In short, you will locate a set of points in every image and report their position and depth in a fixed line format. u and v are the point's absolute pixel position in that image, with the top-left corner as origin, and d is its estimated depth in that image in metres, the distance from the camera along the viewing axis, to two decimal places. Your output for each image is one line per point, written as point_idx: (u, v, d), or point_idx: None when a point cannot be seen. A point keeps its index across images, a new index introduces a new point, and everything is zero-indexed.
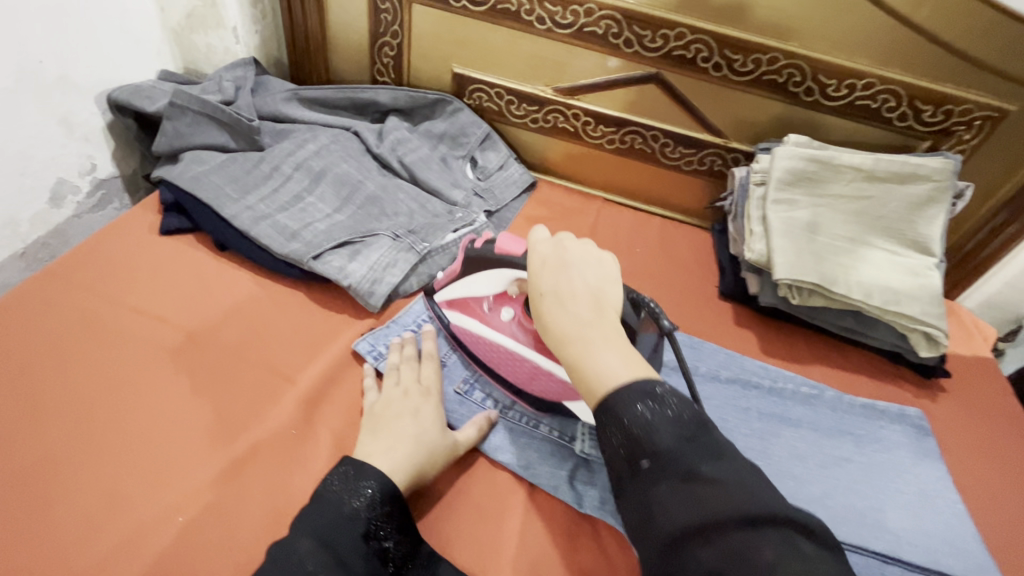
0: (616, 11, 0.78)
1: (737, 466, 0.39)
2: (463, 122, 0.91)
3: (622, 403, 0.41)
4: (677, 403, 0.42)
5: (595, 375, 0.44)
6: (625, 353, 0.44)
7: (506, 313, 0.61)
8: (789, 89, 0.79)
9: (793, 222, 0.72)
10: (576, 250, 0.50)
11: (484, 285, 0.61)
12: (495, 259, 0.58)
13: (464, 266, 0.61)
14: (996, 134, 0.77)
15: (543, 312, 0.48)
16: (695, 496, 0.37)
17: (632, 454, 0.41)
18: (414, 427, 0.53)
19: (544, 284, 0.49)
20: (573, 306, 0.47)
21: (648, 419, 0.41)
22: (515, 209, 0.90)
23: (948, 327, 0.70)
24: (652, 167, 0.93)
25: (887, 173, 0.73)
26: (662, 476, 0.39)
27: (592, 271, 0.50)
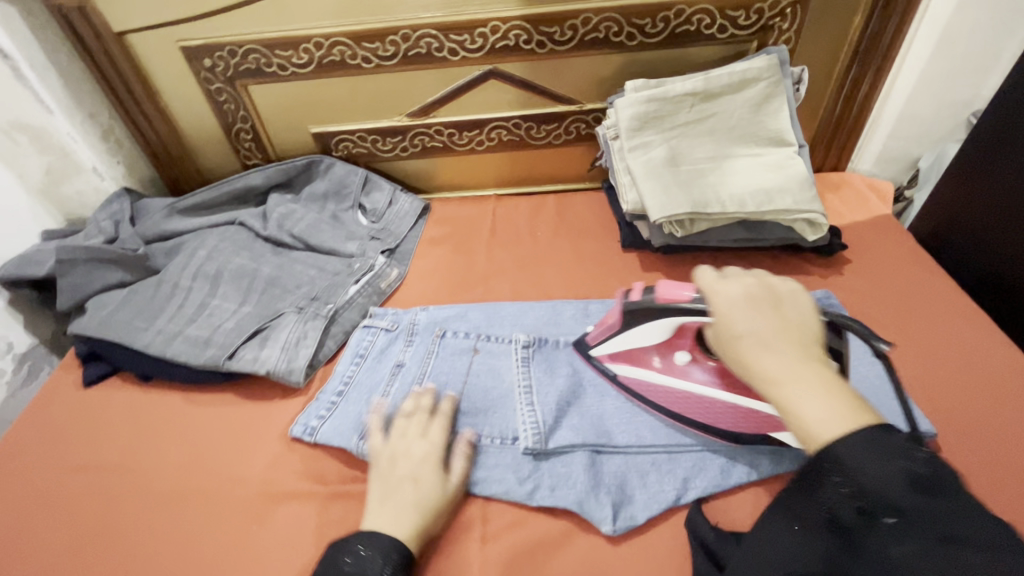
0: (430, 28, 0.80)
1: (999, 526, 0.33)
2: (340, 176, 0.94)
3: (852, 453, 0.38)
4: (919, 453, 0.37)
5: (812, 419, 0.42)
6: (835, 398, 0.42)
7: (679, 356, 0.62)
8: (613, 41, 0.82)
9: (653, 162, 0.75)
10: (760, 282, 0.52)
11: (647, 333, 0.62)
12: (659, 307, 0.59)
13: (625, 320, 0.62)
14: (810, 14, 0.80)
15: (745, 356, 0.47)
16: (961, 562, 0.31)
17: (867, 504, 0.36)
18: (419, 484, 0.55)
19: (740, 325, 0.49)
20: (774, 346, 0.46)
21: (887, 470, 0.36)
22: (415, 237, 0.93)
23: (823, 207, 0.74)
24: (528, 152, 0.97)
25: (720, 88, 0.76)
26: (909, 535, 0.34)
27: (796, 304, 0.50)
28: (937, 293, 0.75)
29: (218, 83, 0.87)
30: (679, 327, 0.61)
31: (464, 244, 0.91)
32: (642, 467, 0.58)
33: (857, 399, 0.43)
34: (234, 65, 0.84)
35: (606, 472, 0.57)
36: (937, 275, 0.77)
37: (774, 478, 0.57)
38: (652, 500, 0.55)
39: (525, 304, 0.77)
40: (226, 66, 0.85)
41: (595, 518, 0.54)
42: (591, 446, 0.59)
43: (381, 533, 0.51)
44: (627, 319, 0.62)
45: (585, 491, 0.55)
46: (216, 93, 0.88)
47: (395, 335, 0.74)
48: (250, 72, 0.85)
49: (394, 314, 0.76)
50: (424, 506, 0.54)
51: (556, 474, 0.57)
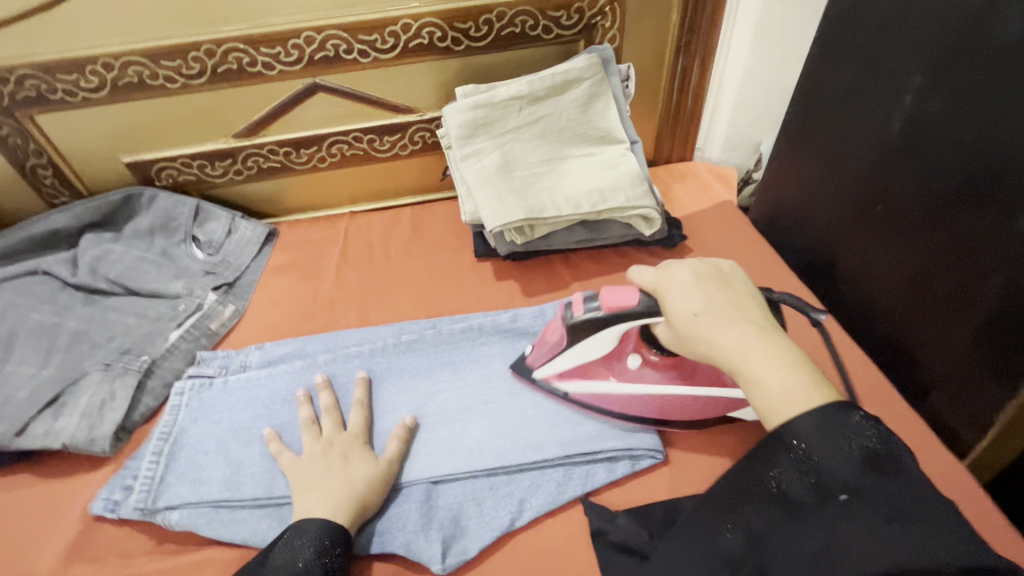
0: (236, 42, 0.74)
1: (939, 500, 0.35)
2: (165, 208, 0.85)
3: (809, 434, 0.38)
4: (877, 431, 0.38)
5: (776, 389, 0.41)
6: (795, 369, 0.42)
7: (631, 360, 0.59)
8: (440, 46, 0.79)
9: (486, 169, 0.73)
10: (705, 263, 0.51)
11: (592, 349, 0.57)
12: (608, 318, 0.54)
13: (568, 338, 0.57)
14: (628, 12, 0.81)
15: (703, 336, 0.45)
16: (891, 541, 0.33)
17: (819, 481, 0.37)
18: (349, 476, 0.54)
19: (694, 306, 0.47)
20: (729, 324, 0.45)
21: (831, 454, 0.37)
22: (259, 267, 0.85)
23: (654, 202, 0.75)
24: (376, 165, 0.92)
25: (544, 91, 0.75)
26: (863, 512, 0.35)
27: (735, 282, 0.49)
28: (768, 272, 0.79)
29: None
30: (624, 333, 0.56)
31: (312, 270, 0.85)
32: (479, 493, 0.56)
33: (811, 364, 0.43)
34: (9, 94, 0.74)
35: (441, 505, 0.56)
36: (770, 256, 0.81)
37: (608, 484, 0.57)
38: (486, 528, 0.54)
39: (371, 329, 0.73)
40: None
41: (424, 558, 0.52)
42: (427, 477, 0.57)
43: (306, 522, 0.50)
44: (572, 338, 0.56)
45: (415, 529, 0.53)
46: None
47: (220, 381, 0.67)
48: (31, 100, 0.75)
49: (224, 358, 0.70)
50: (359, 484, 0.54)
51: (388, 513, 0.55)
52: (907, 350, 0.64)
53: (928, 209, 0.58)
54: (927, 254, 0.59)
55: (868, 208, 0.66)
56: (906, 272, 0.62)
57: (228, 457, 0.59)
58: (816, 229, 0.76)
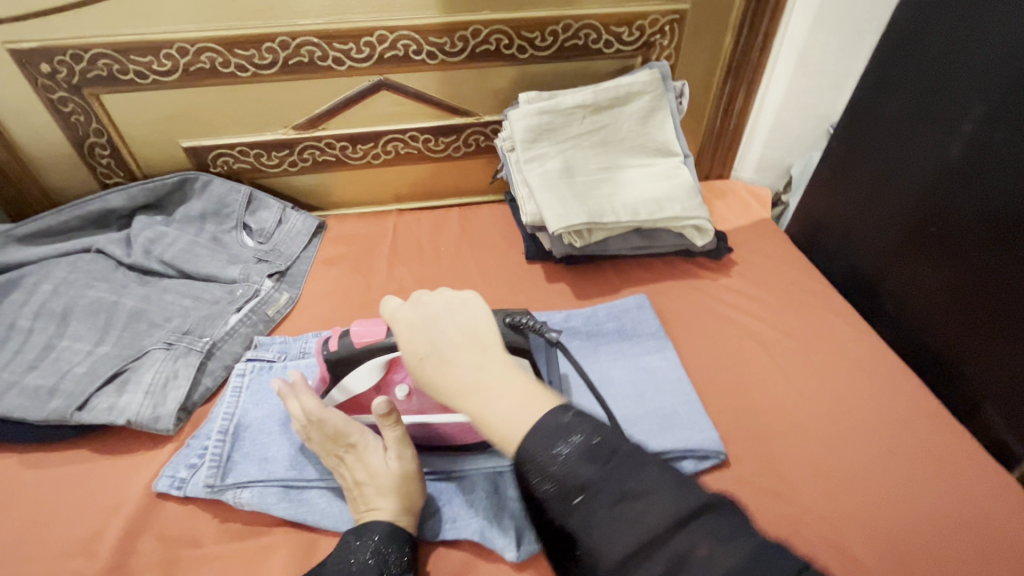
0: (311, 36, 0.76)
1: (657, 464, 0.39)
2: (219, 194, 0.86)
3: (536, 445, 0.40)
4: (578, 429, 0.41)
5: (509, 410, 0.42)
6: (521, 394, 0.43)
7: (396, 392, 0.56)
8: (505, 53, 0.82)
9: (549, 173, 0.75)
10: (442, 293, 0.50)
11: (358, 382, 0.56)
12: (358, 352, 0.54)
13: (331, 370, 0.56)
14: (687, 33, 0.84)
15: (430, 377, 0.45)
16: (625, 516, 0.37)
17: (561, 489, 0.40)
18: (375, 476, 0.53)
19: (419, 348, 0.45)
20: (455, 361, 0.45)
21: (565, 458, 0.40)
22: (310, 257, 0.86)
23: (708, 213, 0.78)
24: (427, 165, 0.94)
25: (609, 101, 0.78)
26: (597, 503, 0.38)
27: (462, 316, 0.47)
28: (812, 287, 0.82)
29: (62, 91, 0.76)
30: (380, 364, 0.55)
31: (363, 264, 0.85)
32: None
33: (535, 387, 0.44)
34: (81, 72, 0.75)
35: (511, 495, 0.56)
36: (811, 273, 0.84)
37: None
38: None
39: None
40: (70, 72, 0.74)
41: (499, 545, 0.52)
42: (495, 468, 0.58)
43: (367, 522, 0.51)
44: (331, 372, 0.56)
45: (486, 517, 0.54)
46: (59, 103, 0.77)
47: (281, 365, 0.67)
48: (101, 79, 0.76)
49: (282, 344, 0.70)
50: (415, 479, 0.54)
51: (457, 502, 0.56)
52: (958, 364, 0.66)
53: (987, 228, 0.61)
54: (985, 272, 0.62)
55: (921, 228, 0.69)
56: (959, 289, 0.65)
57: (295, 440, 0.59)
58: (860, 249, 0.79)
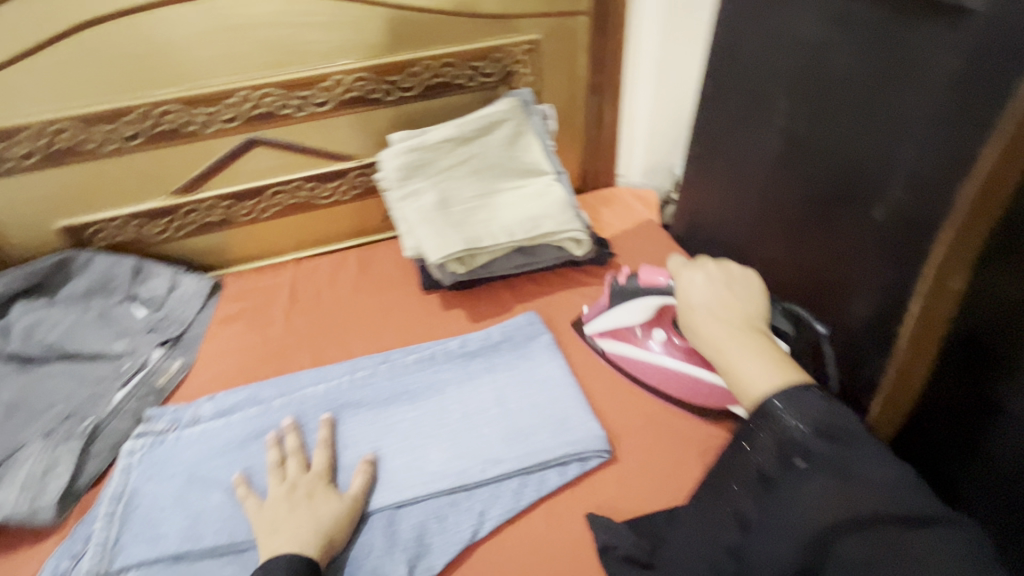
0: (171, 104, 0.77)
1: (893, 462, 0.41)
2: (102, 269, 0.85)
3: (778, 407, 0.46)
4: (825, 407, 0.45)
5: (752, 371, 0.50)
6: (769, 362, 0.50)
7: (657, 335, 0.71)
8: (371, 98, 0.85)
9: (424, 207, 0.78)
10: (720, 264, 0.63)
11: (631, 314, 0.72)
12: (641, 291, 0.70)
13: (613, 300, 0.73)
14: (542, 59, 0.90)
15: (697, 324, 0.57)
16: (844, 490, 0.40)
17: (782, 452, 0.44)
18: (319, 517, 0.55)
19: (696, 300, 0.59)
20: (722, 320, 0.56)
21: (796, 427, 0.45)
22: (205, 320, 0.86)
23: (582, 225, 0.82)
24: (318, 212, 0.95)
25: (473, 132, 0.82)
26: (818, 473, 0.42)
27: (744, 286, 0.60)
28: None
29: None
30: (660, 309, 0.70)
31: (260, 319, 0.86)
32: (440, 510, 0.59)
33: (790, 361, 0.51)
34: None
35: (404, 527, 0.58)
36: None
37: (561, 487, 0.61)
38: (449, 543, 0.56)
39: (324, 368, 0.75)
40: None
41: None
42: (389, 505, 0.59)
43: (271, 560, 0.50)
44: (614, 299, 0.73)
45: (379, 554, 0.56)
46: None
47: (173, 436, 0.66)
48: None
49: (174, 412, 0.69)
50: (324, 521, 0.55)
51: (351, 545, 0.57)
52: None
53: (809, 208, 0.67)
54: (814, 248, 0.67)
55: (765, 216, 0.74)
56: (802, 266, 0.70)
57: (185, 509, 0.59)
58: (725, 240, 0.84)
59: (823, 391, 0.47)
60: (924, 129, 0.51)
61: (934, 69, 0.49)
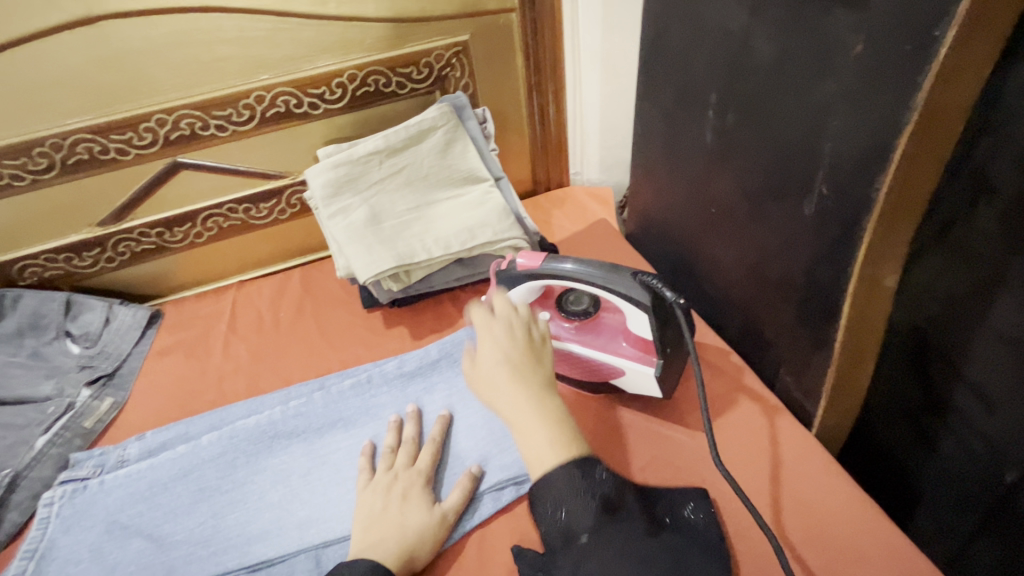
0: (82, 133, 0.74)
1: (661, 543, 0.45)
2: (31, 307, 0.82)
3: (557, 482, 0.48)
4: (609, 480, 0.48)
5: (538, 447, 0.50)
6: (552, 429, 0.51)
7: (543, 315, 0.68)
8: (297, 112, 0.82)
9: (354, 224, 0.75)
10: (507, 306, 0.60)
11: (516, 296, 0.68)
12: (520, 276, 0.65)
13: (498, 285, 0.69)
14: (476, 60, 0.87)
15: (487, 393, 0.55)
16: (623, 557, 0.43)
17: (567, 529, 0.46)
18: (407, 526, 0.54)
19: (491, 366, 0.55)
20: (516, 380, 0.54)
21: (578, 498, 0.47)
22: (142, 352, 0.83)
23: (522, 231, 0.79)
24: (257, 233, 0.92)
25: (402, 143, 0.79)
26: (599, 544, 0.44)
27: (526, 331, 0.59)
28: None
29: None
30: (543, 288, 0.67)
31: (200, 348, 0.83)
32: None
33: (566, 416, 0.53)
34: None
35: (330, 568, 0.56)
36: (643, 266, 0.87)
37: (495, 513, 0.58)
38: None
39: (257, 399, 0.72)
40: None
41: None
42: (315, 545, 0.57)
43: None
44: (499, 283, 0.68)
45: None
46: None
47: (95, 482, 0.63)
48: None
49: (100, 456, 0.67)
50: (409, 534, 0.54)
51: None
52: (761, 334, 0.68)
53: (744, 206, 0.64)
54: (751, 246, 0.65)
55: (706, 213, 0.72)
56: (743, 264, 0.67)
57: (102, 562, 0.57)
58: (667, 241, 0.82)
59: (604, 466, 0.49)
60: (843, 120, 0.48)
61: (840, 59, 0.47)
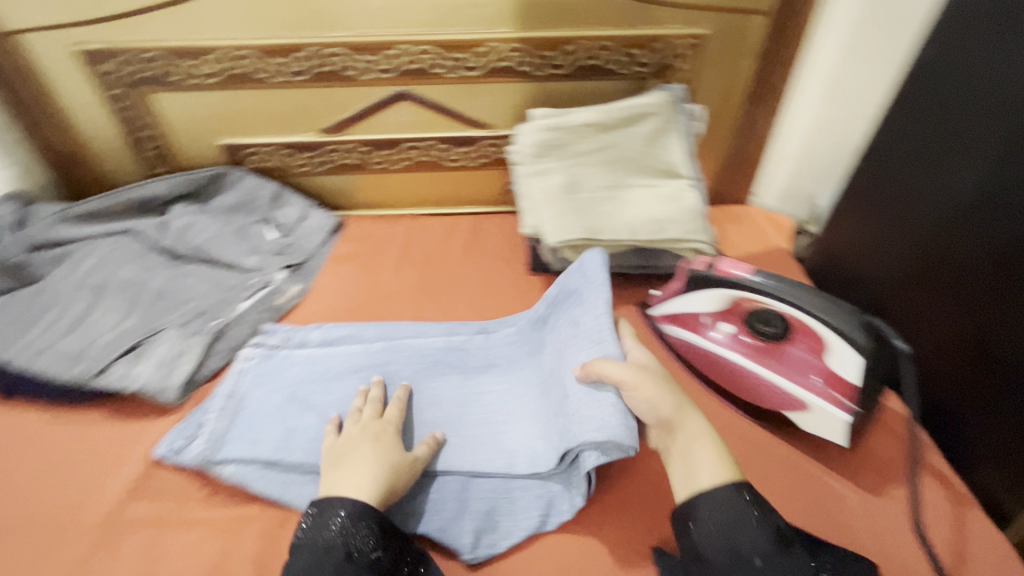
0: (338, 47, 0.81)
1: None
2: (249, 189, 0.92)
3: (721, 500, 0.49)
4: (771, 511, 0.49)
5: (710, 465, 0.51)
6: (710, 456, 0.52)
7: (725, 327, 0.67)
8: (521, 70, 0.84)
9: (551, 188, 0.77)
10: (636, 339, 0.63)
11: (702, 300, 0.69)
12: (717, 280, 0.66)
13: (686, 284, 0.70)
14: (705, 57, 0.85)
15: (643, 384, 0.54)
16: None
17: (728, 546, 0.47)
18: (392, 464, 0.56)
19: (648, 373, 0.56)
20: (665, 389, 0.56)
21: (739, 519, 0.48)
22: (324, 254, 0.91)
23: (710, 237, 0.77)
24: (444, 173, 0.97)
25: (616, 121, 0.79)
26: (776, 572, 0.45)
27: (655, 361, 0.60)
28: None
29: (121, 89, 0.84)
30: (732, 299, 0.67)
31: (374, 264, 0.89)
32: (509, 491, 0.60)
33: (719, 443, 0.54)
34: (137, 72, 0.82)
35: (475, 498, 0.60)
36: None
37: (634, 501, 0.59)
38: (517, 526, 0.57)
39: (422, 324, 0.76)
40: (129, 72, 0.82)
41: (456, 544, 0.56)
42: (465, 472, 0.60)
43: (335, 497, 0.52)
44: (688, 283, 0.70)
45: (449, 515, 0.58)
46: (118, 99, 0.85)
47: (282, 353, 0.71)
48: (153, 79, 0.83)
49: (286, 332, 0.74)
50: (384, 467, 0.55)
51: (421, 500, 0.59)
52: (963, 408, 0.64)
53: (994, 272, 0.58)
54: (987, 316, 0.59)
55: (930, 268, 0.66)
56: (966, 332, 0.62)
57: (282, 423, 0.63)
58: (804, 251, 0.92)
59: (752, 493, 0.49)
60: None
61: None
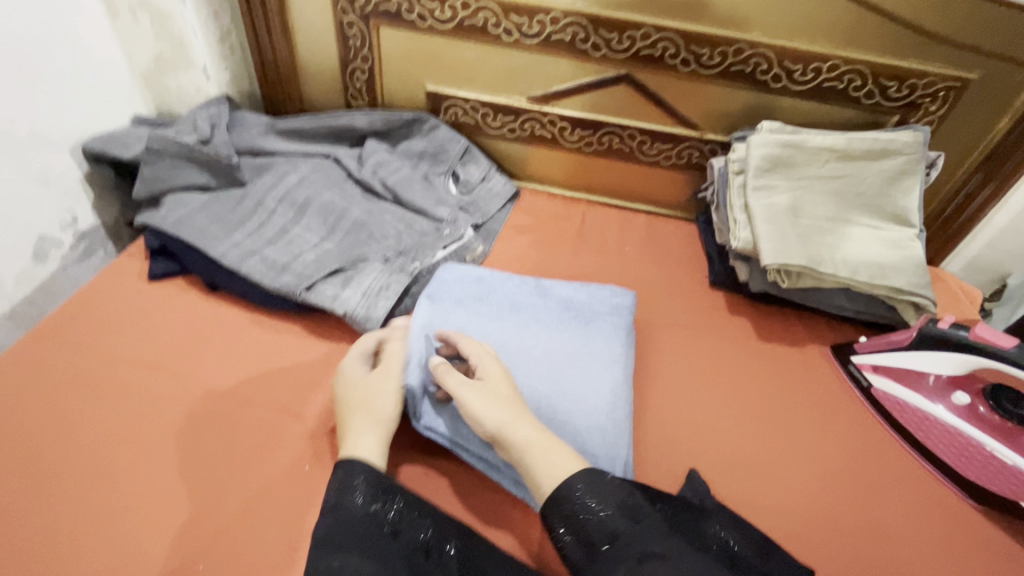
0: (581, 18, 0.79)
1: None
2: (442, 139, 0.91)
3: (586, 489, 0.46)
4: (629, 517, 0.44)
5: (559, 467, 0.48)
6: (553, 461, 0.48)
7: (956, 397, 0.66)
8: (758, 78, 0.80)
9: (775, 207, 0.73)
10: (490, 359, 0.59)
11: (939, 361, 0.66)
12: (971, 344, 0.63)
13: (920, 340, 0.67)
14: (960, 104, 0.79)
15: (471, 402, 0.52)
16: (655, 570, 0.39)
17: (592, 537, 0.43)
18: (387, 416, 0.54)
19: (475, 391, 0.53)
20: (493, 400, 0.53)
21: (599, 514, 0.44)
22: (502, 219, 0.90)
23: (935, 295, 0.71)
24: (632, 166, 0.94)
25: (860, 152, 0.75)
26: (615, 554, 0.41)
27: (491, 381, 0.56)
28: None
29: (352, 16, 0.85)
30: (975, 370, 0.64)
31: (551, 241, 0.88)
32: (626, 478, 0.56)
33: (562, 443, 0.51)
34: (375, 3, 0.83)
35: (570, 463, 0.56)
36: None
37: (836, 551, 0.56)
38: None
39: None
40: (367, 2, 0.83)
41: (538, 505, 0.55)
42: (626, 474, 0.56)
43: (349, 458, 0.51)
44: (924, 339, 0.66)
45: None
46: (347, 26, 0.86)
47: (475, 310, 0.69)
48: (386, 13, 0.84)
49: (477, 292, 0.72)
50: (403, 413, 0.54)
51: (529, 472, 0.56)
52: None
53: None
54: None
55: None
56: None
57: None
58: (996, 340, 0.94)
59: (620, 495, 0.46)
60: None
61: None
